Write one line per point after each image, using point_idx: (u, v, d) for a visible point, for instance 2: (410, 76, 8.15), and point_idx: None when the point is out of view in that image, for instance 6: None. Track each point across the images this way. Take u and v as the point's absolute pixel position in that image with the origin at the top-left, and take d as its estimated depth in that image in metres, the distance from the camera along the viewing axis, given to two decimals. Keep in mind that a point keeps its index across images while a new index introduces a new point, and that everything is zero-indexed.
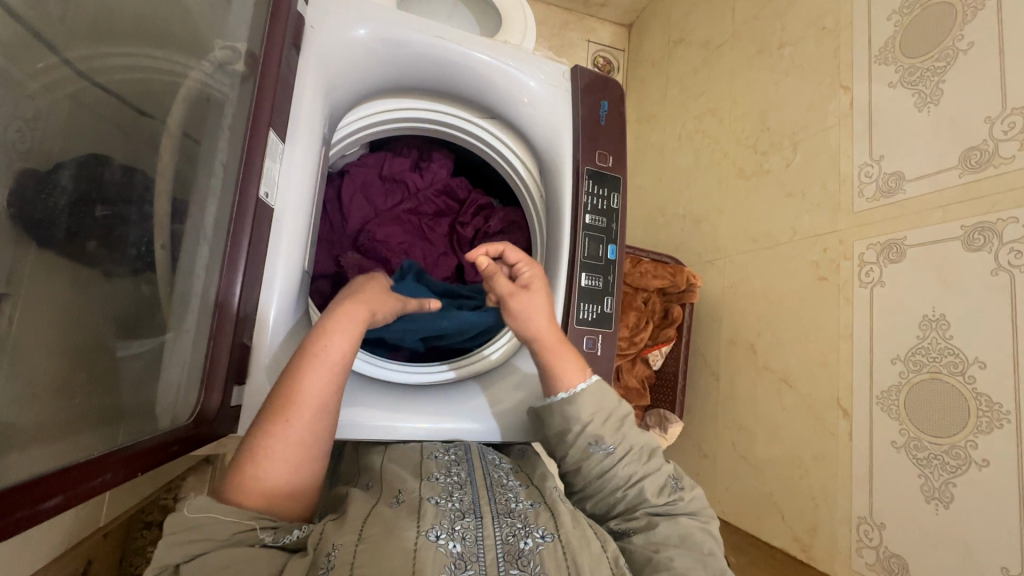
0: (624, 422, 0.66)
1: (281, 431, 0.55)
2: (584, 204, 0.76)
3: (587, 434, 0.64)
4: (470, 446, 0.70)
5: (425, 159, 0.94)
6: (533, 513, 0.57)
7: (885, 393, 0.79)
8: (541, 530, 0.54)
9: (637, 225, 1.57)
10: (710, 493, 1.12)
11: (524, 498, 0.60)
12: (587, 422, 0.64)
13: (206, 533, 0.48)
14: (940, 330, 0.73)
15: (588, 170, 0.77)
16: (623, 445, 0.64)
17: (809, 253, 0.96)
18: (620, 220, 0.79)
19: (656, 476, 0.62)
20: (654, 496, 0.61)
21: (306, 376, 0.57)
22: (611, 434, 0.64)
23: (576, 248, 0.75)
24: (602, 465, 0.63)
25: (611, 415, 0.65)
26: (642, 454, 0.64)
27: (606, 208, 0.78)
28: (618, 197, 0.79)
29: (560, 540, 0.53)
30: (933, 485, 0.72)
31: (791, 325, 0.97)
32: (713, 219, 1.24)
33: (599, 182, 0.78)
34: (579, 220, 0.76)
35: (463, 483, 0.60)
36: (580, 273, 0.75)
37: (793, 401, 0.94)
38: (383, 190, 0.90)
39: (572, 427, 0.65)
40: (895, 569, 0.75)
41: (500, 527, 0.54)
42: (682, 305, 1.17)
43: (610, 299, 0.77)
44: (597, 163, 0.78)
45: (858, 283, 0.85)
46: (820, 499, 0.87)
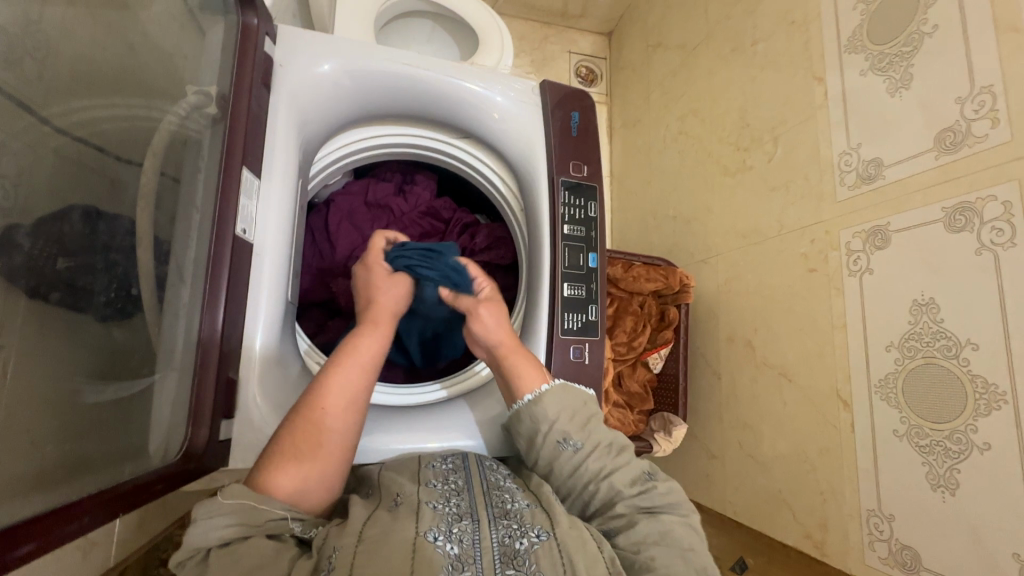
0: (591, 419, 0.66)
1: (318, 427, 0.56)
2: (562, 215, 0.77)
3: (555, 431, 0.64)
4: (467, 454, 0.70)
5: (409, 182, 0.96)
6: (529, 512, 0.57)
7: (883, 381, 0.77)
8: (537, 529, 0.54)
9: (630, 229, 1.57)
10: (722, 495, 1.11)
11: (520, 497, 0.60)
12: (555, 421, 0.65)
13: (238, 518, 0.50)
14: (931, 314, 0.72)
15: (564, 181, 0.78)
16: (590, 441, 0.64)
17: (797, 246, 0.95)
18: (599, 227, 0.79)
19: (627, 469, 0.62)
20: (626, 488, 0.60)
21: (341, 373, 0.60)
22: (577, 430, 0.65)
23: (557, 261, 0.76)
24: (572, 461, 0.63)
25: (577, 412, 0.66)
26: (610, 448, 0.64)
27: (584, 217, 0.78)
28: (595, 206, 0.80)
29: (556, 539, 0.53)
30: (938, 472, 0.70)
31: (785, 319, 0.97)
32: (703, 219, 1.25)
33: (575, 193, 0.78)
34: (558, 230, 0.76)
35: (460, 489, 0.60)
36: (563, 283, 0.76)
37: (793, 395, 0.93)
38: (368, 216, 0.91)
39: (541, 427, 0.65)
40: (908, 561, 0.73)
41: (496, 529, 0.54)
42: (677, 306, 1.18)
43: (594, 307, 0.77)
44: (573, 173, 0.79)
45: (847, 272, 0.85)
46: (828, 493, 0.85)
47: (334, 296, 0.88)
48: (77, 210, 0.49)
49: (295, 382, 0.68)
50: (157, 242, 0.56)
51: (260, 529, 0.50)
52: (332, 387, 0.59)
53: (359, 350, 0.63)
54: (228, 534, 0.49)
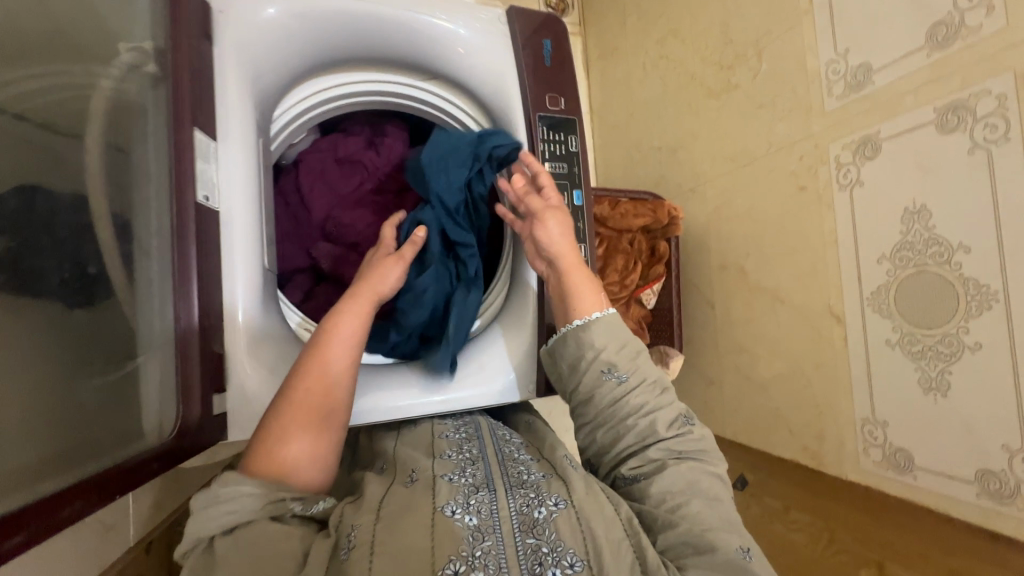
0: (638, 355, 0.67)
1: (305, 406, 0.59)
2: (542, 152, 0.73)
3: (601, 360, 0.66)
4: (479, 422, 0.74)
5: (379, 134, 0.92)
6: (545, 483, 0.60)
7: (876, 293, 0.77)
8: (554, 497, 0.57)
9: (615, 166, 1.54)
10: (721, 418, 1.14)
11: (535, 469, 0.63)
12: (602, 350, 0.66)
13: (237, 505, 0.52)
14: (923, 221, 0.71)
15: (540, 116, 0.74)
16: (636, 376, 0.65)
17: (785, 164, 0.93)
18: (581, 163, 0.76)
19: (666, 412, 0.63)
20: (664, 430, 0.62)
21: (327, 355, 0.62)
22: (625, 363, 0.66)
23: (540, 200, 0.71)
24: (614, 393, 0.64)
25: (625, 346, 0.67)
26: (655, 388, 0.65)
27: (565, 153, 0.75)
28: (576, 139, 0.76)
29: (573, 508, 0.55)
30: (929, 375, 0.70)
31: (778, 241, 0.96)
32: (688, 146, 1.21)
33: (554, 128, 0.75)
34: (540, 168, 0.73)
35: (474, 460, 0.64)
36: None
37: (787, 316, 0.94)
38: (341, 174, 0.89)
39: (587, 354, 0.66)
40: (902, 463, 0.75)
41: (514, 499, 0.57)
42: (667, 240, 1.18)
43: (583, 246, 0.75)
44: (549, 107, 0.75)
45: (837, 186, 0.83)
46: (823, 406, 0.87)
47: (317, 261, 0.89)
48: (19, 193, 0.45)
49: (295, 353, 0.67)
50: (114, 219, 0.52)
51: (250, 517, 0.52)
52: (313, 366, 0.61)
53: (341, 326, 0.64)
54: (228, 522, 0.51)
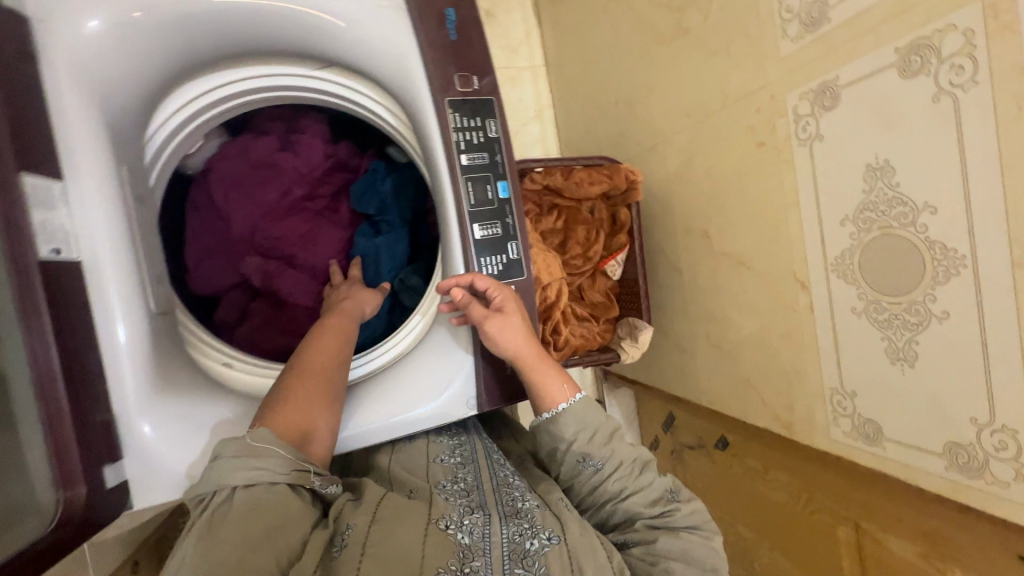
0: (612, 436, 0.66)
1: (316, 378, 0.61)
2: (456, 143, 0.63)
3: (574, 452, 0.65)
4: (475, 446, 0.73)
5: (295, 130, 0.83)
6: (540, 513, 0.59)
7: (839, 259, 0.72)
8: (548, 531, 0.56)
9: (575, 124, 1.43)
10: (697, 386, 1.11)
11: (530, 496, 0.62)
12: (573, 441, 0.65)
13: (266, 463, 0.53)
14: (885, 179, 0.64)
15: (450, 101, 0.63)
16: (613, 459, 0.64)
17: (743, 118, 0.85)
18: (505, 149, 0.65)
19: (648, 490, 0.63)
20: (646, 509, 0.62)
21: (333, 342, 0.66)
22: (598, 449, 0.64)
23: (458, 200, 0.62)
24: (592, 480, 0.64)
25: (596, 432, 0.65)
26: (635, 467, 0.64)
27: (485, 141, 0.64)
28: (496, 123, 0.65)
29: (566, 546, 0.55)
30: (897, 345, 0.66)
31: (740, 203, 0.89)
32: (645, 100, 1.12)
33: (468, 112, 0.64)
34: (455, 163, 0.62)
35: (469, 489, 0.63)
36: (472, 226, 0.63)
37: (753, 282, 0.89)
38: (257, 181, 0.80)
39: (560, 446, 0.65)
40: (870, 434, 0.72)
41: (508, 527, 0.56)
42: (628, 207, 1.11)
43: (514, 244, 0.65)
44: (460, 90, 0.64)
45: (796, 141, 0.76)
46: (792, 375, 0.84)
47: (248, 277, 0.82)
48: None
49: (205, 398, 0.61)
50: None
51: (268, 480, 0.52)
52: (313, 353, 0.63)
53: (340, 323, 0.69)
54: (253, 477, 0.52)
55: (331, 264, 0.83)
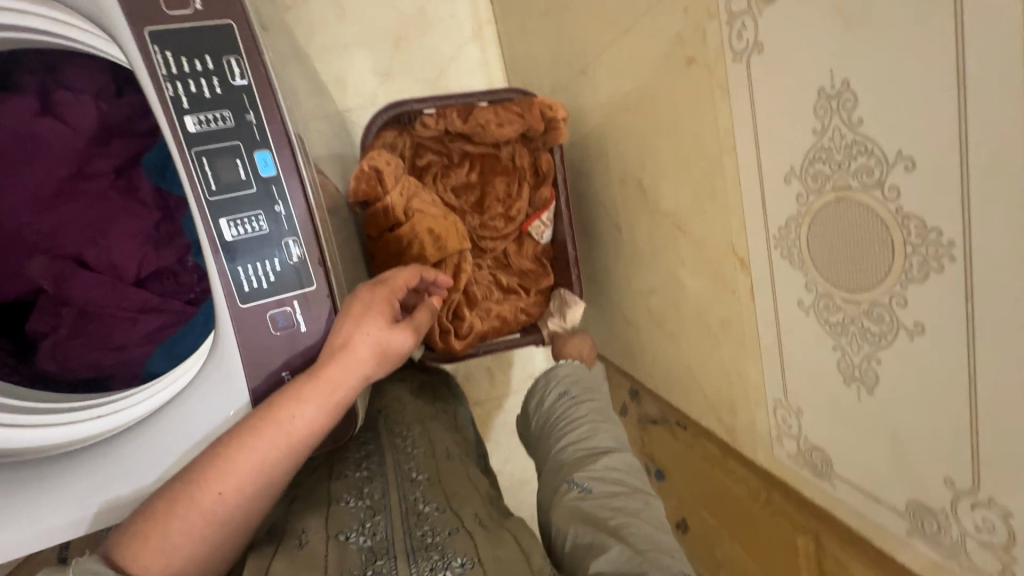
0: (593, 388, 0.75)
1: (229, 492, 0.43)
2: (174, 101, 0.44)
3: (562, 382, 0.75)
4: (385, 460, 0.61)
5: (59, 84, 0.62)
6: (453, 540, 0.47)
7: (783, 231, 0.50)
8: (461, 557, 0.44)
9: (511, 43, 1.16)
10: (643, 367, 0.94)
11: (444, 522, 0.49)
12: (561, 373, 0.76)
13: None
14: (842, 112, 0.41)
15: (151, 35, 0.43)
16: (586, 394, 0.72)
17: (670, 23, 0.60)
18: (260, 103, 0.46)
19: (616, 437, 0.66)
20: (608, 448, 0.64)
21: (242, 454, 0.44)
22: (579, 389, 0.73)
23: (191, 188, 0.44)
24: (567, 405, 0.71)
25: (580, 379, 0.76)
26: (603, 415, 0.70)
27: (224, 93, 0.45)
28: (241, 62, 0.45)
29: (481, 569, 0.43)
30: (852, 361, 0.46)
31: (673, 146, 0.66)
32: (572, 5, 0.85)
33: (186, 51, 0.44)
34: (176, 132, 0.44)
35: (375, 509, 0.52)
36: (220, 221, 0.46)
37: (689, 252, 0.68)
38: (12, 159, 0.61)
39: (547, 375, 0.77)
40: (818, 465, 0.54)
41: (415, 564, 0.44)
42: (551, 151, 0.88)
43: (293, 241, 0.48)
44: (169, 13, 0.43)
45: (730, 56, 0.51)
46: (733, 374, 0.65)
47: (39, 283, 0.65)
48: None
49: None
50: None
51: None
52: (234, 459, 0.43)
53: (297, 406, 0.45)
54: None
55: (137, 262, 0.66)
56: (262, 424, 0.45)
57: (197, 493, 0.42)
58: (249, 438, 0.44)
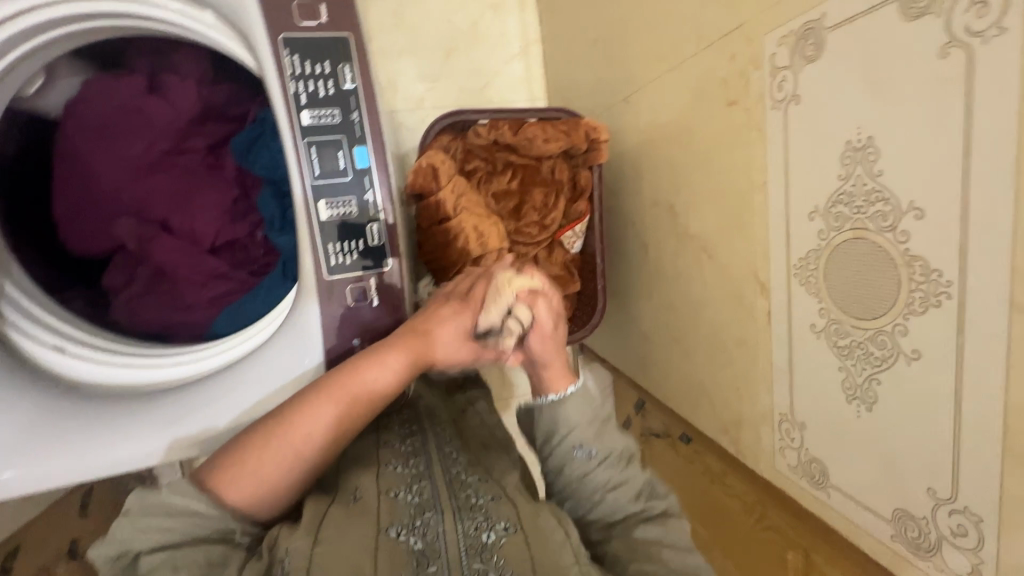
0: (606, 425, 0.60)
1: (308, 434, 0.50)
2: (294, 97, 0.51)
3: (572, 437, 0.58)
4: (428, 437, 0.64)
5: (164, 68, 0.69)
6: (495, 505, 0.51)
7: (804, 261, 0.56)
8: (505, 521, 0.49)
9: (558, 64, 1.23)
10: (654, 379, 0.99)
11: (485, 488, 0.54)
12: (574, 425, 0.58)
13: (182, 522, 0.45)
14: (866, 163, 0.47)
15: (284, 40, 0.51)
16: (605, 450, 0.58)
17: (716, 67, 0.66)
18: (363, 106, 0.53)
19: (633, 482, 0.58)
20: (634, 504, 0.57)
21: (326, 405, 0.51)
22: (592, 436, 0.58)
23: (298, 170, 0.52)
24: (584, 469, 0.58)
25: (597, 421, 0.59)
26: (619, 457, 0.59)
27: (335, 94, 0.52)
28: (352, 69, 0.52)
29: (523, 534, 0.48)
30: (854, 381, 0.52)
31: (707, 176, 0.72)
32: (623, 38, 0.92)
33: (310, 56, 0.51)
34: (292, 123, 0.51)
35: (420, 474, 0.55)
36: (319, 202, 0.53)
37: (713, 274, 0.74)
38: (122, 130, 0.69)
39: (558, 430, 0.58)
40: (816, 475, 0.59)
41: (461, 521, 0.48)
42: (589, 169, 0.96)
43: (376, 226, 0.56)
44: (300, 24, 0.51)
45: (770, 103, 0.58)
46: (743, 390, 0.71)
47: (124, 242, 0.72)
48: None
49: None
50: None
51: (197, 534, 0.46)
52: (319, 409, 0.51)
53: (376, 368, 0.53)
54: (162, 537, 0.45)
55: (214, 232, 0.72)
56: (345, 383, 0.52)
57: (270, 435, 0.49)
58: (319, 393, 0.51)
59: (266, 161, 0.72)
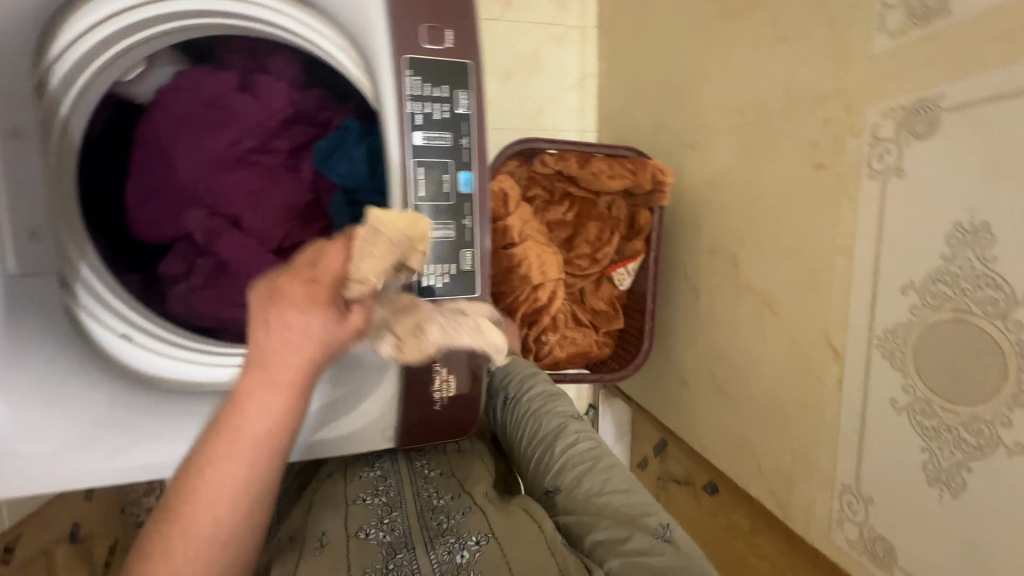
0: (535, 377, 0.75)
1: (204, 505, 0.39)
2: (410, 116, 0.50)
3: (508, 376, 0.77)
4: (397, 457, 0.69)
5: (260, 68, 0.70)
6: (464, 522, 0.57)
7: (889, 334, 0.55)
8: (476, 535, 0.54)
9: (615, 102, 1.24)
10: (688, 428, 0.97)
11: (454, 512, 0.59)
12: (515, 371, 0.77)
13: None
14: (977, 247, 0.47)
15: (409, 60, 0.49)
16: (531, 391, 0.73)
17: (805, 129, 0.66)
18: (474, 131, 0.52)
19: (563, 410, 0.69)
20: (567, 428, 0.66)
21: (207, 474, 0.39)
22: (522, 380, 0.75)
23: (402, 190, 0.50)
24: (523, 408, 0.71)
25: (530, 368, 0.77)
26: (551, 396, 0.71)
27: (449, 117, 0.51)
28: (467, 95, 0.52)
29: (496, 539, 0.54)
30: (939, 464, 0.51)
31: (779, 233, 0.72)
32: (694, 86, 0.93)
33: (432, 77, 0.50)
34: (404, 141, 0.49)
35: (391, 506, 0.60)
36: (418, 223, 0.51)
37: (774, 332, 0.73)
38: (209, 123, 0.69)
39: (508, 374, 0.77)
40: (880, 553, 0.58)
41: (433, 551, 0.54)
42: (651, 210, 0.94)
43: (469, 253, 0.53)
44: (425, 45, 0.50)
45: (866, 172, 0.58)
46: (799, 454, 0.69)
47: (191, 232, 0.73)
48: None
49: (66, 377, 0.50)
50: None
51: None
52: (205, 480, 0.39)
53: (248, 414, 0.40)
54: None
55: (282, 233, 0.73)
56: (218, 438, 0.40)
57: (173, 522, 0.39)
58: (209, 460, 0.40)
59: (343, 168, 0.71)
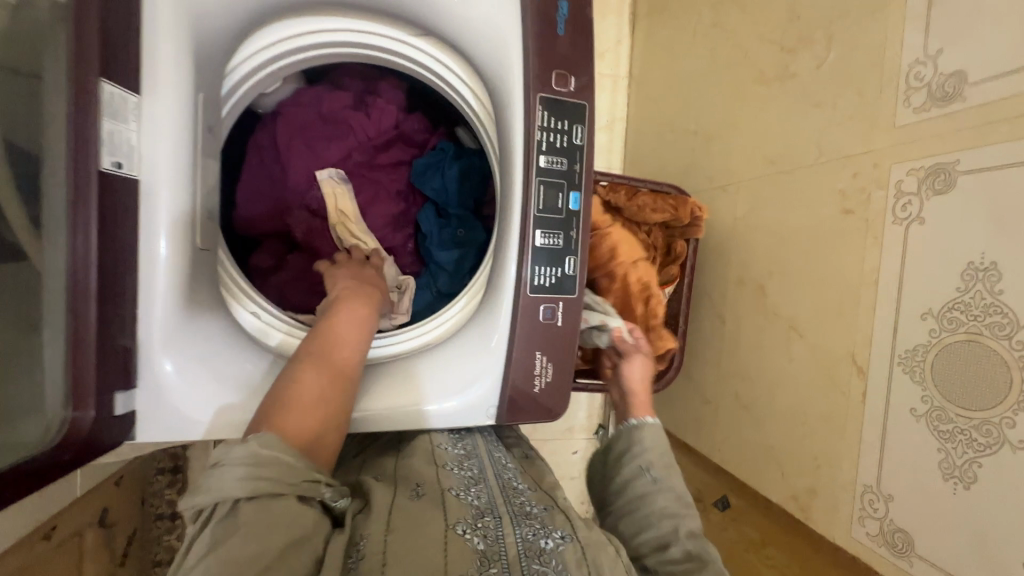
0: (673, 466, 0.67)
1: (321, 371, 0.56)
2: (538, 143, 0.60)
3: (641, 454, 0.68)
4: (476, 443, 0.71)
5: (371, 91, 0.80)
6: (548, 516, 0.56)
7: (909, 353, 0.67)
8: (560, 530, 0.53)
9: (644, 143, 1.37)
10: (709, 441, 1.06)
11: (537, 501, 0.59)
12: (648, 449, 0.68)
13: (272, 472, 0.46)
14: (987, 282, 0.59)
15: (543, 97, 0.60)
16: (666, 482, 0.65)
17: (834, 180, 0.78)
18: (585, 159, 0.62)
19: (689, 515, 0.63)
20: (687, 537, 0.60)
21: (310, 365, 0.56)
22: (660, 466, 0.67)
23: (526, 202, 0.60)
24: (644, 489, 0.65)
25: (664, 454, 0.68)
26: (682, 499, 0.65)
27: (567, 146, 0.62)
28: (583, 130, 0.62)
29: (579, 542, 0.52)
30: (954, 462, 0.62)
31: (807, 266, 0.83)
32: (727, 135, 1.06)
33: (558, 113, 0.61)
34: (532, 163, 0.60)
35: (476, 480, 0.61)
36: (535, 229, 0.61)
37: (800, 352, 0.84)
38: (324, 134, 0.77)
39: (635, 447, 0.69)
40: (899, 544, 0.68)
41: (520, 526, 0.53)
42: (686, 241, 1.06)
43: (573, 259, 0.63)
44: (555, 87, 0.61)
45: (892, 219, 0.70)
46: (822, 460, 0.79)
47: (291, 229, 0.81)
48: None
49: (233, 348, 0.58)
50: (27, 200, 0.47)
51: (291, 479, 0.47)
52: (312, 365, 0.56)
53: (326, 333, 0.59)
54: (256, 487, 0.44)
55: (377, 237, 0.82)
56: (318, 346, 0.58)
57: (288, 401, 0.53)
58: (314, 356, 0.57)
59: (436, 184, 0.81)
